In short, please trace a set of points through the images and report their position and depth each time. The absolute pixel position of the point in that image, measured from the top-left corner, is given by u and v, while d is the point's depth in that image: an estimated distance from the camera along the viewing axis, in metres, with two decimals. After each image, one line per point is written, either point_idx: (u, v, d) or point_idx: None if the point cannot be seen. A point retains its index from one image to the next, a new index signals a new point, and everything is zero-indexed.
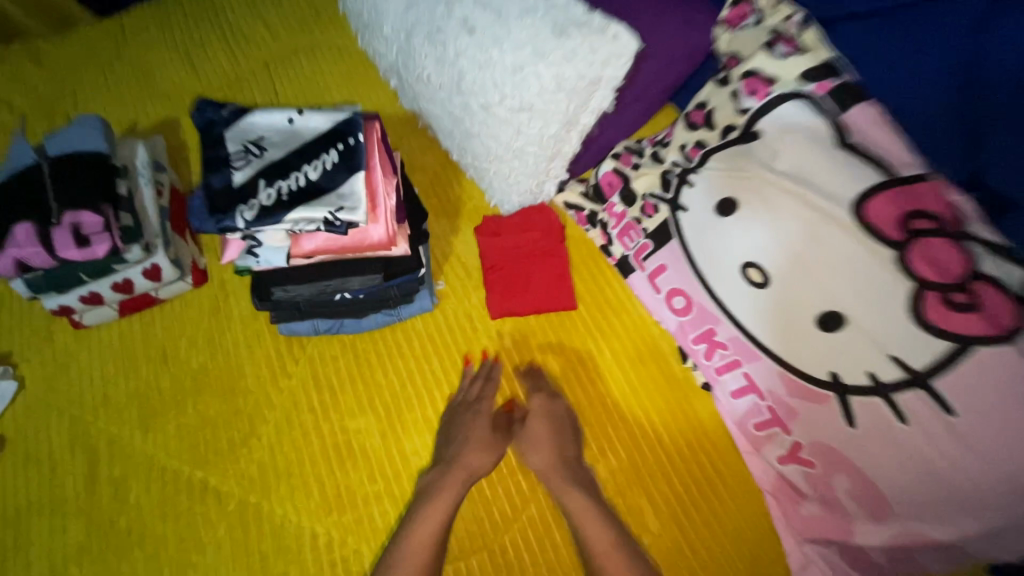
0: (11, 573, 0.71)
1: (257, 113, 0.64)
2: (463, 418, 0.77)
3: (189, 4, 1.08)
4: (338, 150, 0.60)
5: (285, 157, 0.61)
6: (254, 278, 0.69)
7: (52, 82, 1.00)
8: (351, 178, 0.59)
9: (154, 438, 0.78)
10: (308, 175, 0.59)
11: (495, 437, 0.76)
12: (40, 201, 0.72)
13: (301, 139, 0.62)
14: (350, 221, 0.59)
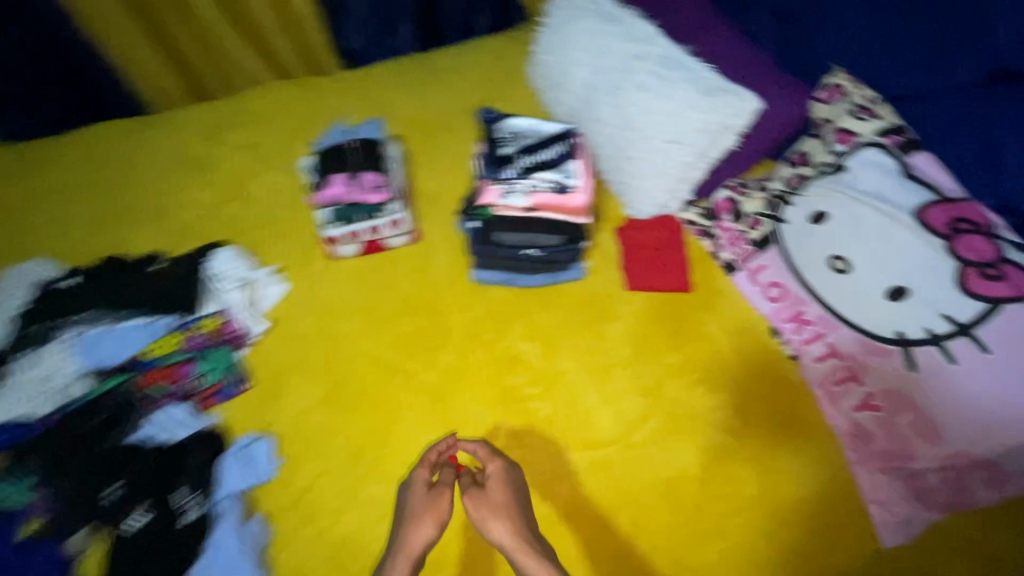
0: (270, 407, 0.99)
1: (515, 121, 1.10)
2: (411, 485, 0.87)
3: (416, 63, 1.54)
4: (563, 145, 1.05)
5: (532, 146, 1.06)
6: (485, 222, 1.04)
7: (323, 102, 1.46)
8: (571, 161, 1.03)
9: (375, 335, 1.08)
10: (547, 156, 1.04)
11: (435, 499, 0.84)
12: (349, 164, 1.11)
13: (540, 137, 1.08)
14: (569, 184, 1.02)
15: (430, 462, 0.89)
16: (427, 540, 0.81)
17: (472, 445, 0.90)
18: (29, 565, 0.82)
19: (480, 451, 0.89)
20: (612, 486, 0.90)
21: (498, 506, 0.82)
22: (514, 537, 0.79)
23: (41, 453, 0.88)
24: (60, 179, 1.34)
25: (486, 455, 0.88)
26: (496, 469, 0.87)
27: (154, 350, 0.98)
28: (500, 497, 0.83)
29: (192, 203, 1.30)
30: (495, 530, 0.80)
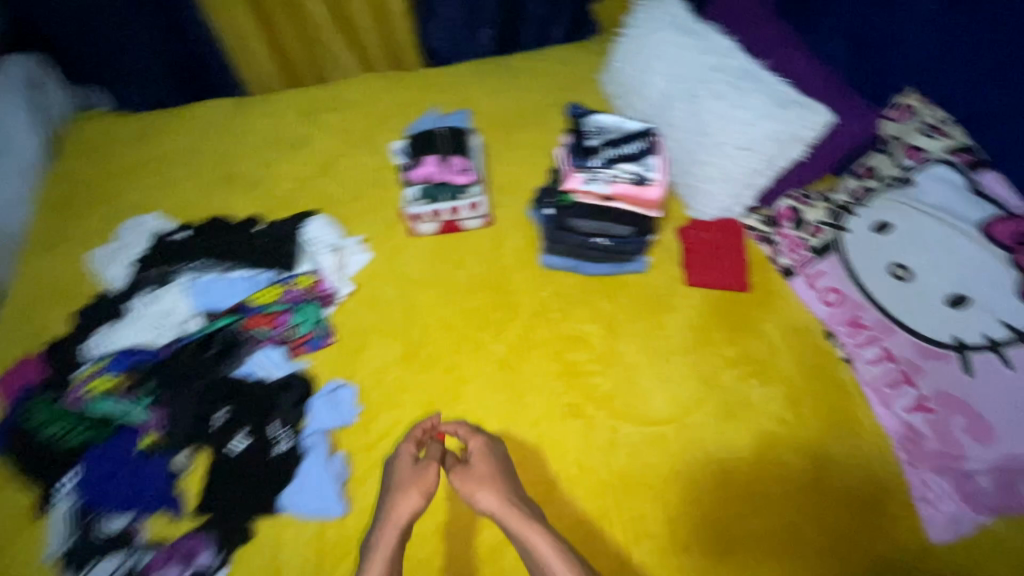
0: (352, 361, 1.08)
1: (599, 116, 1.19)
2: (397, 460, 0.92)
3: (494, 64, 1.65)
4: (644, 142, 1.13)
5: (615, 139, 1.15)
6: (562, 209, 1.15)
7: (407, 94, 1.58)
8: (651, 156, 1.11)
9: (448, 306, 1.16)
10: (629, 150, 1.13)
11: (421, 471, 0.89)
12: (439, 149, 1.24)
13: (623, 132, 1.16)
14: (647, 177, 1.10)
15: (416, 439, 0.94)
16: (413, 510, 0.85)
17: (454, 427, 0.97)
18: (144, 472, 0.93)
19: (462, 431, 0.96)
20: (667, 462, 0.96)
21: (483, 479, 0.88)
22: (503, 505, 0.85)
23: (159, 376, 1.00)
24: (172, 146, 1.48)
25: (468, 433, 0.95)
26: (480, 446, 0.93)
27: (256, 298, 1.10)
28: (486, 472, 0.89)
29: (286, 176, 1.41)
30: (482, 500, 0.86)
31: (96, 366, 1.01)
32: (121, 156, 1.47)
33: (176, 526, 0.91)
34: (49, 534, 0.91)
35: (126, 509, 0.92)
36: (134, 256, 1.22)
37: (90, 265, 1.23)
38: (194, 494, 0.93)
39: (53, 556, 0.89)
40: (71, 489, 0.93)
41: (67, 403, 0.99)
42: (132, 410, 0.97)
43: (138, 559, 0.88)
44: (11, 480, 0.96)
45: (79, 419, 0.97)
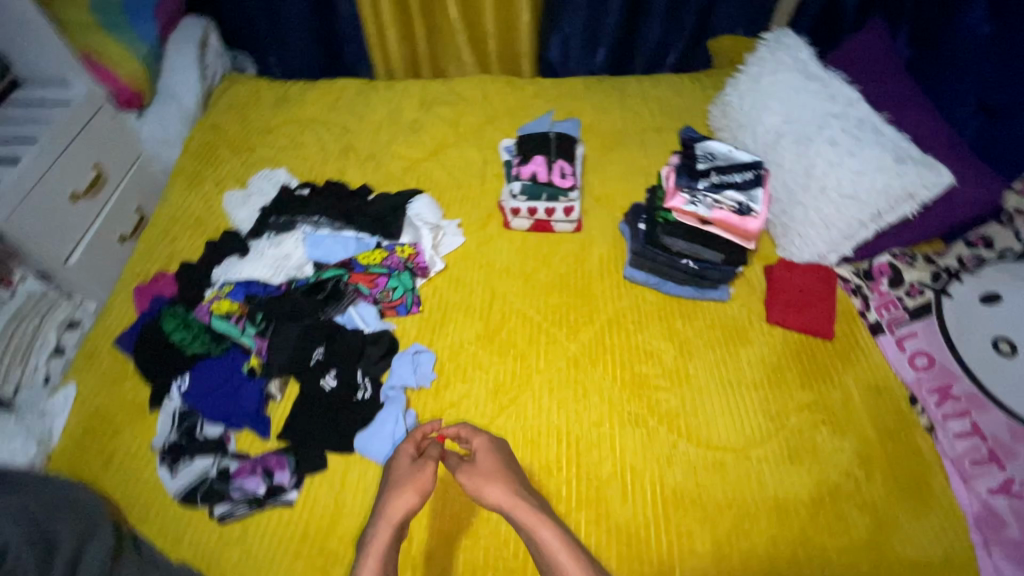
0: (433, 331, 1.16)
1: (710, 142, 1.23)
2: (396, 458, 0.91)
3: (605, 85, 1.73)
4: (752, 173, 1.15)
5: (723, 167, 1.18)
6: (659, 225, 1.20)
7: (519, 101, 1.68)
8: (757, 188, 1.13)
9: (527, 299, 1.22)
10: (735, 179, 1.15)
11: (418, 470, 0.87)
12: (547, 151, 1.32)
13: (731, 162, 1.19)
14: (750, 207, 1.11)
15: (415, 439, 0.93)
16: (408, 508, 0.83)
17: (456, 428, 0.96)
18: (242, 390, 1.04)
19: (463, 432, 0.95)
20: (721, 488, 0.96)
21: (488, 473, 0.87)
22: (509, 498, 0.83)
23: (270, 310, 1.12)
24: (306, 114, 1.65)
25: (468, 433, 0.94)
26: (483, 444, 0.92)
27: (361, 259, 1.23)
28: (490, 468, 0.88)
29: (398, 155, 1.53)
30: (487, 493, 0.84)
31: (220, 290, 1.15)
32: (259, 114, 1.64)
33: (260, 446, 1.00)
34: (158, 426, 1.01)
35: (224, 419, 1.02)
36: (263, 203, 1.38)
37: (223, 203, 1.39)
38: (280, 420, 1.03)
39: (158, 445, 0.99)
40: (184, 390, 1.04)
41: (197, 314, 1.14)
42: (244, 332, 1.10)
43: (226, 466, 0.96)
44: (134, 374, 1.08)
45: (198, 332, 1.11)
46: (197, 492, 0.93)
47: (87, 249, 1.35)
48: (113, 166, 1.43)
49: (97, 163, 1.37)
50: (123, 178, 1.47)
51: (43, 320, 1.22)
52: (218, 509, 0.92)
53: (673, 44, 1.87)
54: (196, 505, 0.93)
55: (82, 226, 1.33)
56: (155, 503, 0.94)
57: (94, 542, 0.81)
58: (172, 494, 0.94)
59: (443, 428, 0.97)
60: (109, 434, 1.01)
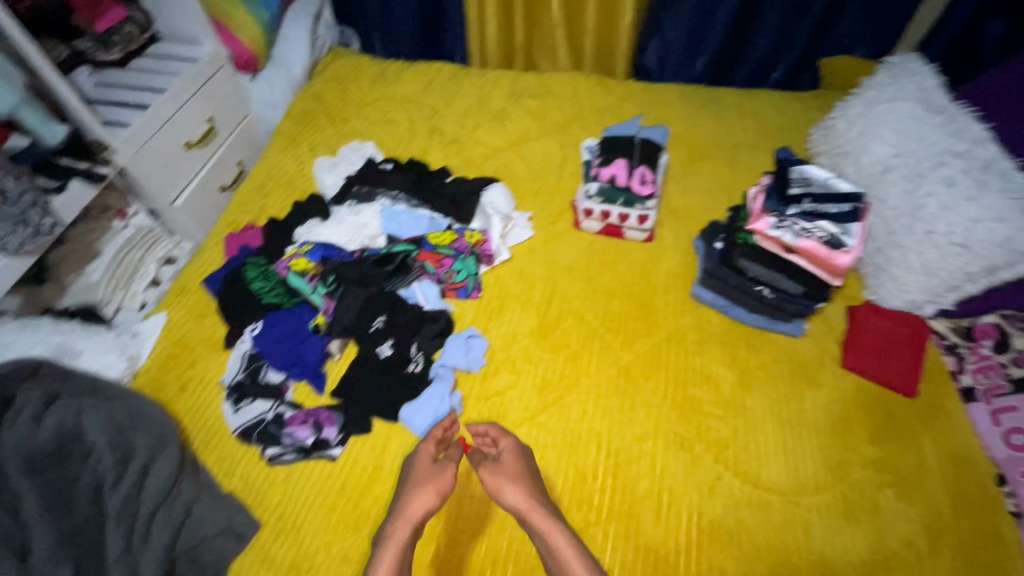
0: (489, 319, 1.17)
1: (811, 166, 1.14)
2: (416, 457, 0.92)
3: (699, 95, 1.67)
4: (851, 205, 1.06)
5: (821, 194, 1.09)
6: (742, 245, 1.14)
7: (607, 102, 1.66)
8: (854, 222, 1.04)
9: (587, 302, 1.21)
10: (831, 209, 1.07)
11: (439, 472, 0.89)
12: (631, 154, 1.27)
13: (830, 190, 1.10)
14: (844, 241, 1.02)
15: (435, 438, 0.94)
16: (427, 508, 0.84)
17: (484, 427, 0.97)
18: (306, 343, 1.10)
19: (491, 432, 0.96)
20: (764, 529, 0.91)
21: (511, 474, 0.87)
22: (529, 501, 0.83)
23: (340, 274, 1.16)
24: (399, 92, 1.71)
25: (496, 433, 0.95)
26: (510, 446, 0.93)
27: (431, 237, 1.25)
28: (512, 469, 0.88)
29: (480, 141, 1.56)
30: (508, 495, 0.84)
31: (300, 248, 1.20)
32: (357, 88, 1.72)
33: (314, 400, 1.06)
34: (229, 364, 1.10)
35: (286, 368, 1.08)
36: (349, 172, 1.44)
37: (314, 168, 1.47)
38: (336, 378, 1.08)
39: (227, 382, 1.07)
40: (256, 336, 1.12)
41: (277, 267, 1.20)
42: (314, 291, 1.15)
43: (282, 412, 1.02)
44: (215, 313, 1.17)
45: (276, 284, 1.19)
46: (253, 432, 1.00)
47: (192, 192, 1.47)
48: (224, 121, 1.55)
49: (211, 117, 1.49)
50: (232, 133, 1.59)
51: (147, 253, 1.38)
52: (270, 451, 0.98)
53: (780, 59, 1.77)
54: (251, 444, 0.99)
55: (191, 172, 1.46)
56: (217, 434, 1.01)
57: (162, 459, 0.87)
58: (232, 429, 1.01)
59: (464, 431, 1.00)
60: (187, 364, 1.10)
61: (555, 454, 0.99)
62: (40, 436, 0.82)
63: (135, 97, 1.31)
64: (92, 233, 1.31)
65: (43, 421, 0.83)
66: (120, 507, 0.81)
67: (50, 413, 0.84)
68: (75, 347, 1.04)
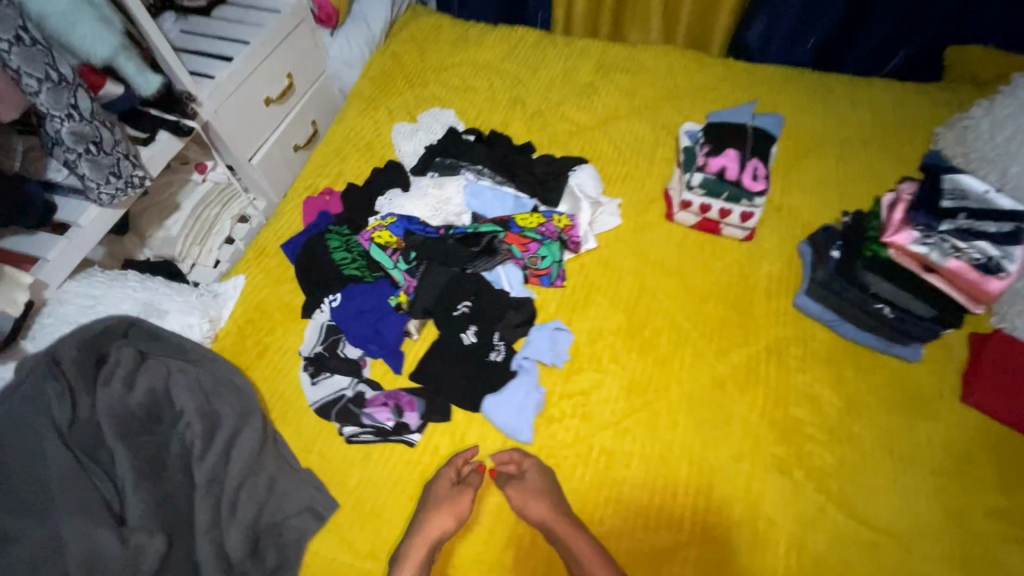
0: (573, 315, 1.11)
1: (967, 175, 1.03)
2: (436, 480, 0.88)
3: (805, 79, 1.52)
4: (1014, 225, 0.97)
5: (979, 210, 0.99)
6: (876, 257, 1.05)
7: (703, 82, 1.53)
8: (1016, 246, 0.95)
9: (676, 302, 1.14)
10: (991, 228, 0.97)
11: (456, 495, 0.86)
12: (743, 144, 1.16)
13: (990, 204, 1.00)
14: (1003, 267, 0.94)
15: (457, 464, 0.90)
16: (445, 530, 0.81)
17: (507, 453, 0.93)
18: (385, 322, 1.07)
19: (514, 456, 0.92)
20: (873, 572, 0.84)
21: (535, 490, 0.86)
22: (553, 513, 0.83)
23: (424, 251, 1.10)
24: (479, 57, 1.61)
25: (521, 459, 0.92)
26: (533, 466, 0.90)
27: (518, 219, 1.18)
28: (537, 484, 0.87)
29: (566, 116, 1.46)
30: (532, 510, 0.83)
31: (383, 221, 1.15)
32: (436, 50, 1.63)
33: (392, 380, 1.02)
34: (307, 335, 1.07)
35: (364, 345, 1.06)
36: (429, 141, 1.37)
37: (392, 134, 1.41)
38: (414, 359, 1.05)
39: (305, 352, 1.05)
40: (335, 307, 1.09)
41: (359, 239, 1.16)
42: (395, 267, 1.10)
43: (362, 391, 1.00)
44: (294, 280, 1.15)
45: (357, 256, 1.14)
46: (332, 409, 0.98)
47: (269, 151, 1.44)
48: (302, 78, 1.49)
49: (290, 73, 1.43)
50: (308, 91, 1.53)
51: (223, 210, 1.37)
52: (347, 429, 0.96)
53: (903, 42, 1.58)
54: (329, 420, 0.97)
55: (269, 130, 1.42)
56: (296, 405, 1.00)
57: (247, 432, 0.85)
58: (310, 403, 0.99)
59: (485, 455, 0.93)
60: (266, 329, 1.09)
61: (641, 463, 0.94)
62: (134, 398, 0.81)
63: (218, 46, 1.27)
64: (169, 187, 1.30)
65: (135, 385, 0.82)
66: (208, 479, 0.81)
67: (141, 376, 0.84)
68: (161, 306, 1.01)
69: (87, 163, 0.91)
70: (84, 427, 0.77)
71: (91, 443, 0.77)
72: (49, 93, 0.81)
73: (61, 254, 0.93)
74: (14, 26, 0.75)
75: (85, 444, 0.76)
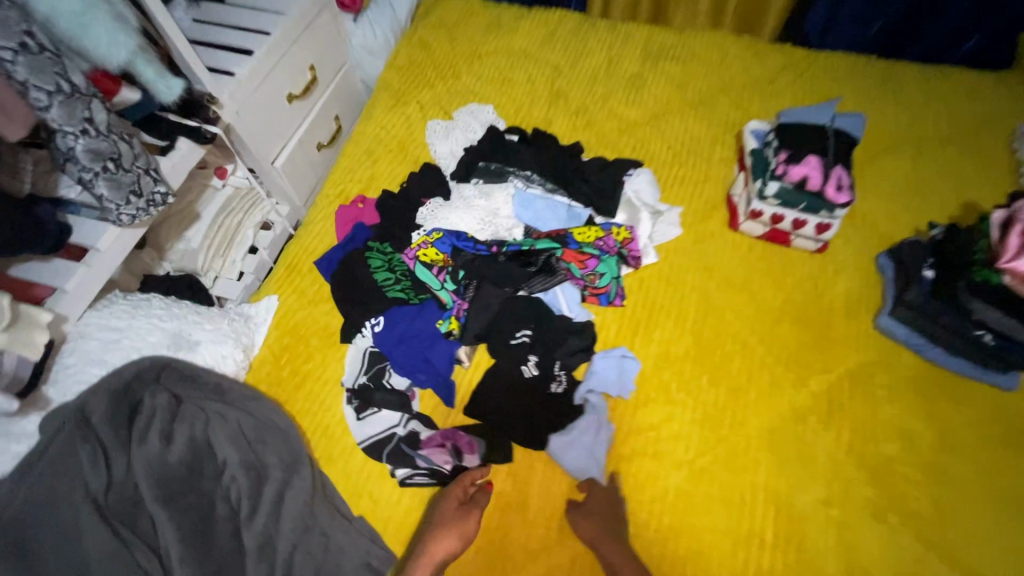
0: (636, 340, 1.02)
1: None
2: (441, 499, 0.84)
3: (872, 68, 1.39)
4: None
5: None
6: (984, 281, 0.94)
7: (761, 72, 1.40)
8: None
9: (744, 322, 1.05)
10: None
11: (463, 515, 0.82)
12: (824, 150, 1.05)
13: None
14: None
15: (464, 483, 0.85)
16: (449, 551, 0.78)
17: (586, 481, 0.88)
18: (434, 349, 0.98)
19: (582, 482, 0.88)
20: None
21: (606, 515, 0.83)
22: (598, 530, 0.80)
23: (474, 270, 1.02)
24: (515, 43, 1.47)
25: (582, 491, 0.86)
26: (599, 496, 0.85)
27: (575, 233, 1.10)
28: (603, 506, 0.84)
29: (614, 111, 1.34)
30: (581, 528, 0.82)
31: (428, 236, 1.05)
32: (467, 36, 1.49)
33: (444, 414, 0.95)
34: (349, 363, 0.98)
35: (412, 374, 0.97)
36: (467, 142, 1.26)
37: (426, 132, 1.28)
38: (467, 391, 0.97)
39: (348, 383, 0.96)
40: (377, 333, 0.99)
41: (402, 257, 1.07)
42: (442, 287, 1.01)
43: (415, 430, 0.91)
44: (330, 301, 1.05)
45: (401, 276, 1.05)
46: (383, 449, 0.89)
47: (292, 152, 1.32)
48: (324, 69, 1.37)
49: (312, 65, 1.31)
50: (330, 83, 1.41)
51: (245, 217, 1.26)
52: (400, 471, 0.88)
53: (980, 24, 1.43)
54: (380, 461, 0.89)
55: (292, 128, 1.30)
56: (343, 444, 0.91)
57: (297, 481, 0.79)
58: (358, 441, 0.91)
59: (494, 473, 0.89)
60: (303, 356, 0.99)
61: (722, 509, 0.88)
62: (173, 453, 0.77)
63: (235, 38, 1.14)
64: (189, 194, 1.17)
65: (173, 437, 0.78)
66: (260, 540, 0.75)
67: (179, 425, 0.79)
68: (192, 336, 0.91)
69: (104, 182, 0.80)
70: (120, 490, 0.73)
71: (129, 509, 0.73)
72: (61, 107, 0.71)
73: (79, 283, 0.84)
74: (18, 32, 0.66)
75: (123, 513, 0.72)
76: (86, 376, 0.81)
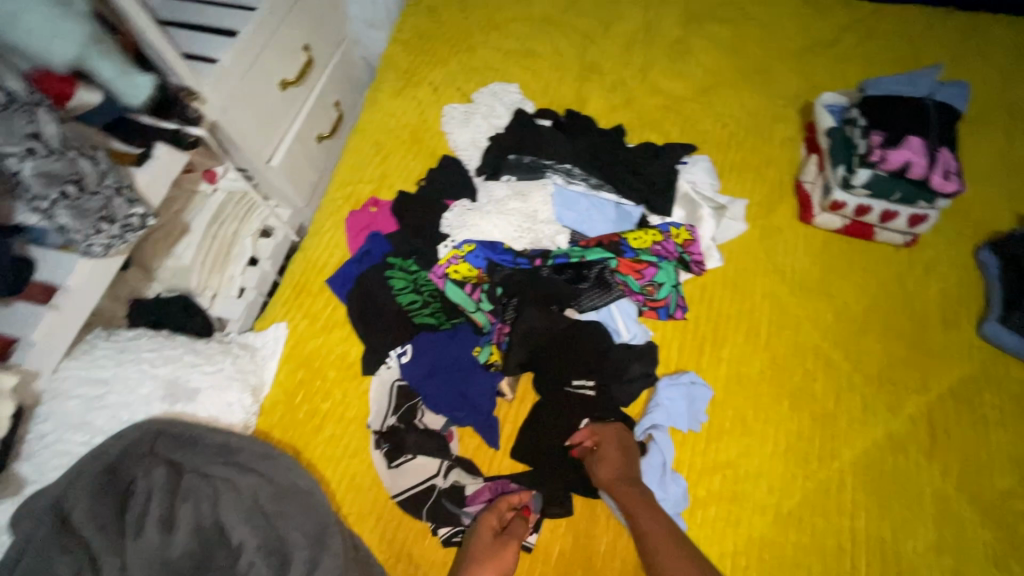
0: (703, 361, 0.88)
1: None
2: (475, 531, 0.74)
3: (952, 23, 1.20)
4: None
5: None
6: None
7: (823, 32, 1.21)
8: None
9: (824, 331, 0.90)
10: None
11: (499, 549, 0.71)
12: (926, 130, 0.90)
13: None
14: None
15: (499, 509, 0.75)
16: None
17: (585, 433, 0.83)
18: (471, 381, 0.85)
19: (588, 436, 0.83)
20: None
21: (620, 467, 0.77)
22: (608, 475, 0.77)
23: (515, 287, 0.89)
24: (535, 8, 1.28)
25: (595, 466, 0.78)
26: (640, 503, 0.73)
27: (630, 239, 0.95)
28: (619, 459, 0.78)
29: (656, 86, 1.16)
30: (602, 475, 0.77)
31: (459, 249, 0.92)
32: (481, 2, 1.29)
33: (489, 457, 0.83)
34: (373, 403, 0.84)
35: (448, 412, 0.84)
36: (489, 129, 1.09)
37: (442, 118, 1.11)
38: (512, 429, 0.84)
39: (374, 426, 0.83)
40: (405, 364, 0.86)
41: (429, 274, 0.93)
42: (477, 308, 0.90)
43: (457, 482, 0.79)
44: (346, 326, 0.90)
45: (429, 298, 0.92)
46: (422, 505, 0.77)
47: (289, 147, 1.15)
48: (319, 48, 1.19)
49: (307, 44, 1.14)
50: (327, 64, 1.24)
51: (240, 225, 1.08)
52: (444, 530, 0.76)
53: None
54: (419, 518, 0.77)
55: (287, 119, 1.13)
56: (374, 498, 0.79)
57: (327, 558, 0.68)
58: (392, 494, 0.78)
59: (530, 500, 0.77)
60: (321, 394, 0.85)
61: (816, 560, 0.75)
62: (175, 546, 0.67)
63: (212, 16, 0.96)
64: (175, 203, 0.98)
65: (175, 525, 0.68)
66: None
67: (182, 505, 0.70)
68: (189, 384, 0.77)
69: (65, 210, 0.64)
70: None
71: None
72: None
73: (49, 330, 0.70)
74: None
75: None
76: (67, 446, 0.68)
